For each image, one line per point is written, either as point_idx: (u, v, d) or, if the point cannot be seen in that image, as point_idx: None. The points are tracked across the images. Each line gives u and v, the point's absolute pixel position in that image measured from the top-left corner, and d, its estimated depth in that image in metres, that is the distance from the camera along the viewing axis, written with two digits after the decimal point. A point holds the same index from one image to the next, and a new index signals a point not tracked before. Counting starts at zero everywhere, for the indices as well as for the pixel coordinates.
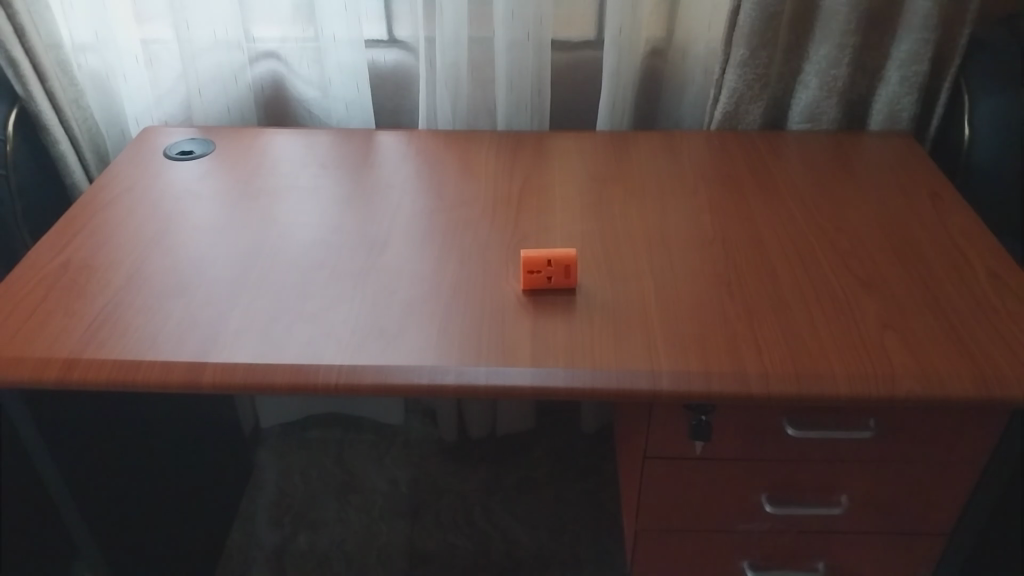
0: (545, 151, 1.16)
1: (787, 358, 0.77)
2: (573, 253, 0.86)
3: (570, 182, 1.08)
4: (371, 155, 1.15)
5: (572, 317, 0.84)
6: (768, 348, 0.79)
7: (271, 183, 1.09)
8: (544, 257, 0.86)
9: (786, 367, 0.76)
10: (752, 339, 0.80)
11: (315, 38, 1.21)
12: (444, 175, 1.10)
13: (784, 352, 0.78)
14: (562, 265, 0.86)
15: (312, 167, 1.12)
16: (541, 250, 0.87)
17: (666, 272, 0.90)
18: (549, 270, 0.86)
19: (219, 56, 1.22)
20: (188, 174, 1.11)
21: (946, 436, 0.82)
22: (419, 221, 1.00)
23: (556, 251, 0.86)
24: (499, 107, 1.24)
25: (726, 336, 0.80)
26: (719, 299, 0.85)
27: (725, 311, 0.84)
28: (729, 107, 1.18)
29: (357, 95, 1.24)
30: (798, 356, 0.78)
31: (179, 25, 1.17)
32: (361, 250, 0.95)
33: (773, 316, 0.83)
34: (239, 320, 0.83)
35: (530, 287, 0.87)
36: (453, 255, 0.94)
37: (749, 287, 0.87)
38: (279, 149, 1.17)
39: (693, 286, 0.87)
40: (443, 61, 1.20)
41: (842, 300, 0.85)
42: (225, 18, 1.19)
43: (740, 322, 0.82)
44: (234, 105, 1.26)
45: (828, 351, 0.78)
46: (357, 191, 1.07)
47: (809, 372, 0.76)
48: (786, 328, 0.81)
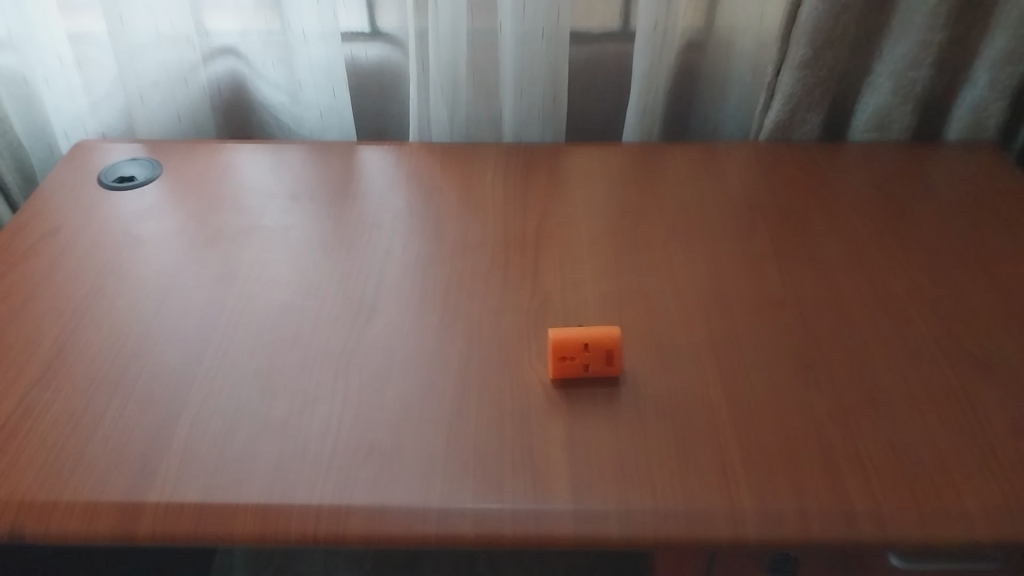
0: (563, 174, 0.95)
1: (900, 483, 0.61)
2: (615, 334, 0.67)
3: (598, 216, 0.88)
4: (353, 178, 0.95)
5: (618, 421, 0.65)
6: (873, 464, 0.62)
7: (233, 216, 0.88)
8: (578, 340, 0.67)
9: (902, 496, 0.60)
10: (851, 450, 0.63)
11: (282, 32, 0.99)
12: (444, 209, 0.90)
13: (895, 472, 0.61)
14: (603, 349, 0.67)
15: (281, 194, 0.92)
16: (575, 330, 0.68)
17: (734, 343, 0.71)
18: (585, 355, 0.67)
19: (166, 54, 0.99)
20: (130, 206, 0.90)
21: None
22: (412, 274, 0.80)
23: (595, 330, 0.68)
24: (506, 113, 1.03)
25: (818, 448, 0.63)
26: (802, 385, 0.68)
27: (813, 406, 0.66)
28: (784, 115, 0.99)
29: (333, 101, 1.02)
30: (913, 478, 0.61)
31: (112, 20, 0.94)
32: (342, 316, 0.75)
33: (871, 412, 0.66)
34: (186, 429, 0.64)
35: (562, 376, 0.68)
36: (459, 322, 0.74)
37: (837, 367, 0.70)
38: (243, 171, 0.96)
39: (769, 364, 0.69)
40: (438, 59, 0.98)
41: (952, 386, 0.68)
42: (170, 8, 0.96)
43: (832, 421, 0.65)
44: (185, 112, 1.05)
45: (947, 467, 0.62)
46: (338, 228, 0.87)
47: (931, 504, 0.59)
48: (890, 432, 0.64)
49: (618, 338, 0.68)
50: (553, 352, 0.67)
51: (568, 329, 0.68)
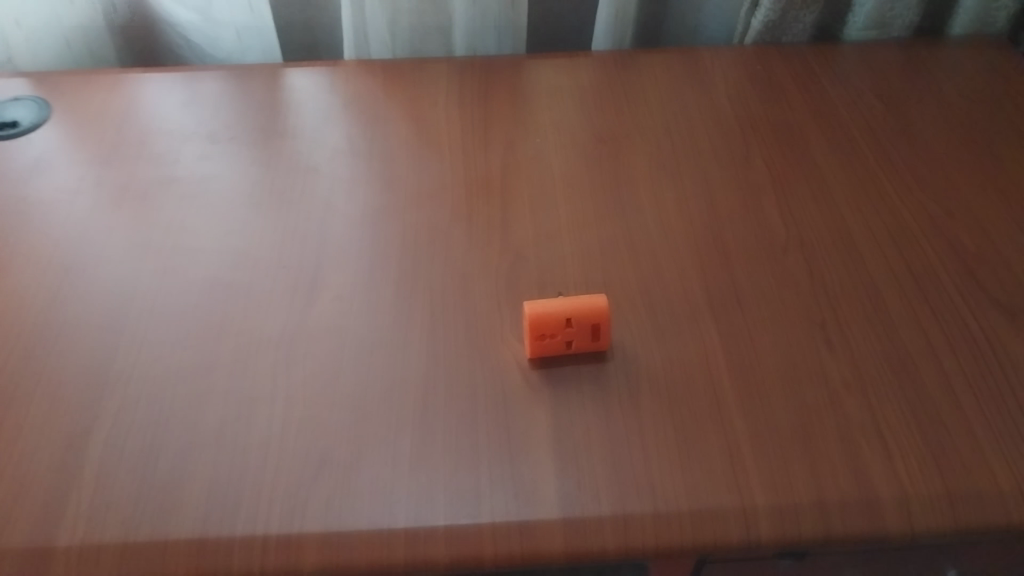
0: (527, 94, 0.82)
1: (923, 454, 0.53)
2: (603, 303, 0.57)
3: (570, 147, 0.77)
4: (281, 110, 0.81)
5: (610, 407, 0.56)
6: (894, 434, 0.54)
7: (141, 166, 0.75)
8: (559, 315, 0.57)
9: (926, 470, 0.52)
10: (867, 419, 0.55)
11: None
12: (392, 146, 0.77)
13: (916, 440, 0.54)
14: (589, 323, 0.57)
15: (196, 134, 0.78)
16: (555, 302, 0.58)
17: (729, 301, 0.63)
18: (568, 332, 0.57)
19: None
20: (16, 159, 0.76)
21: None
22: (360, 236, 0.69)
23: (578, 302, 0.58)
24: (456, 22, 0.88)
25: (830, 419, 0.55)
26: (809, 347, 0.60)
27: (822, 371, 0.58)
28: (774, 14, 0.86)
29: (251, 17, 0.87)
30: (937, 446, 0.53)
31: None
32: (279, 295, 0.64)
33: (889, 372, 0.58)
34: (102, 446, 0.55)
35: (541, 355, 0.58)
36: (419, 294, 0.64)
37: (845, 321, 0.61)
38: (150, 107, 0.81)
39: (769, 323, 0.61)
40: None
41: (976, 338, 0.60)
42: None
43: (845, 385, 0.57)
44: (74, 36, 0.88)
45: (975, 431, 0.54)
46: (268, 176, 0.74)
47: (958, 478, 0.52)
48: (909, 394, 0.57)
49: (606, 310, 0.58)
50: (531, 329, 0.57)
51: (547, 300, 0.58)
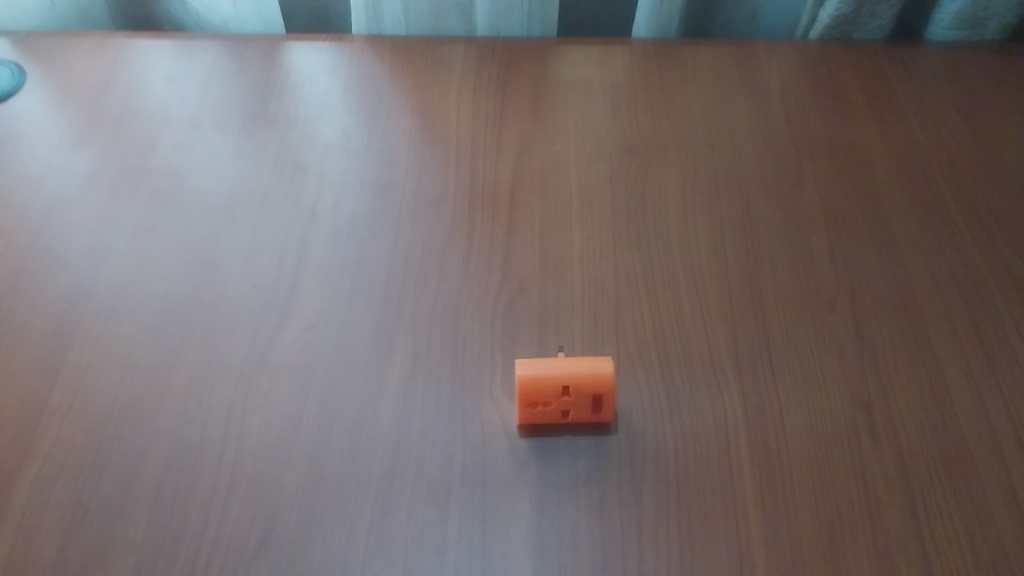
0: (551, 90, 0.72)
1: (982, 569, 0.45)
2: (608, 372, 0.49)
3: (595, 159, 0.66)
4: (273, 93, 0.72)
5: (606, 499, 0.48)
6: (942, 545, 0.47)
7: (114, 154, 0.67)
8: (555, 381, 0.49)
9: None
10: (911, 525, 0.47)
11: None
12: (392, 144, 0.68)
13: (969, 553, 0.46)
14: (590, 394, 0.49)
15: (177, 117, 0.69)
16: (551, 365, 0.50)
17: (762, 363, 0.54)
18: (564, 402, 0.49)
19: None
20: None
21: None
22: (338, 250, 0.60)
23: (579, 367, 0.49)
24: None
25: (869, 524, 0.47)
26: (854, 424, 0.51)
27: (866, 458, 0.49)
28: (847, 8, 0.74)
29: None
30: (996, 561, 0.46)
31: None
32: (247, 318, 0.56)
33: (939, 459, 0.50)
34: (27, 496, 0.48)
35: (531, 421, 0.51)
36: (400, 328, 0.56)
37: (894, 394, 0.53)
38: (132, 81, 0.73)
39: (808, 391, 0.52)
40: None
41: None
42: None
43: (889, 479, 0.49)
44: None
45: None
46: (251, 172, 0.65)
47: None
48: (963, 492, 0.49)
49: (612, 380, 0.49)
50: (522, 396, 0.49)
51: (542, 362, 0.50)
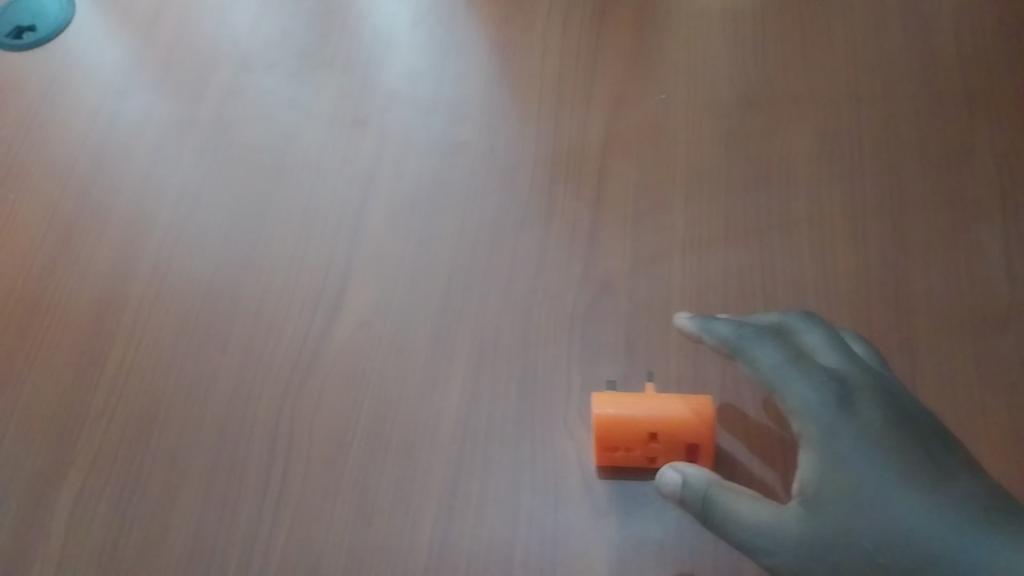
0: (661, 17, 0.59)
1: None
2: (709, 418, 0.41)
3: (711, 114, 0.54)
4: (334, 24, 0.61)
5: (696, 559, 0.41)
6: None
7: (165, 98, 0.59)
8: (639, 427, 0.41)
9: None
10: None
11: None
12: (466, 92, 0.57)
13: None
14: (684, 441, 0.41)
15: (227, 57, 0.60)
16: (634, 407, 0.42)
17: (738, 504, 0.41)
18: (653, 449, 0.42)
19: None
20: (25, 75, 0.61)
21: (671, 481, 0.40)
22: (398, 229, 0.52)
23: (671, 410, 0.41)
24: None
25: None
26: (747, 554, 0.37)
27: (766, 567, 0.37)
28: None
29: None
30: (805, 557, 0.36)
31: None
32: (297, 311, 0.50)
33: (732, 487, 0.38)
34: (68, 516, 0.45)
35: (615, 465, 0.43)
36: (467, 333, 0.48)
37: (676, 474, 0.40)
38: (181, 6, 0.63)
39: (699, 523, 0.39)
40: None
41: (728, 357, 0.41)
42: None
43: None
44: None
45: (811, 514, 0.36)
46: (307, 125, 0.57)
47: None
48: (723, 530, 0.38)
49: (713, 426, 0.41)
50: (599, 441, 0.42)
51: (624, 402, 0.42)
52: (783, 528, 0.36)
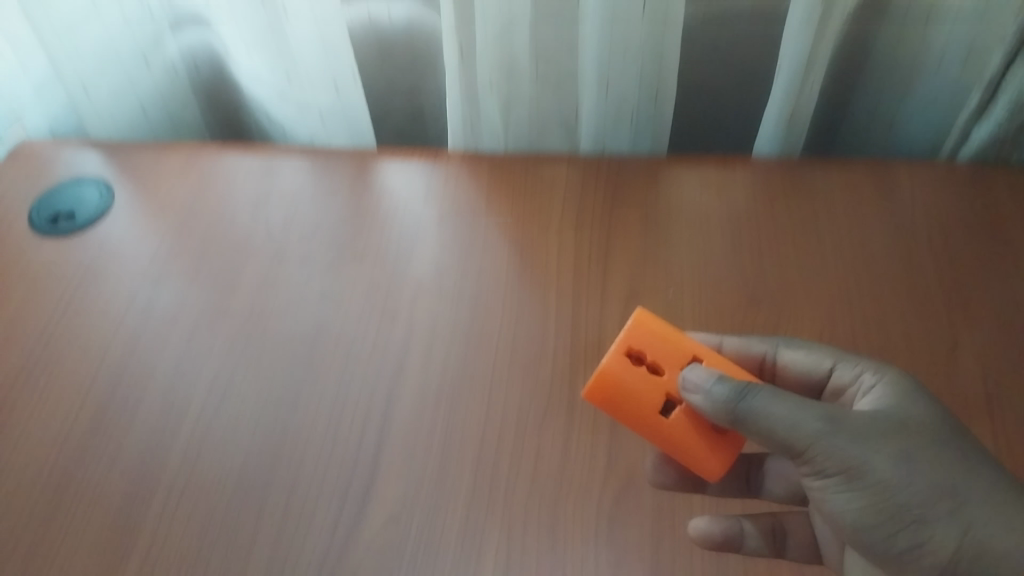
0: (664, 224, 0.64)
1: (918, 554, 0.42)
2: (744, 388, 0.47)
3: (715, 314, 0.59)
4: (364, 220, 0.65)
5: (708, 525, 0.46)
6: (866, 541, 0.43)
7: (200, 289, 0.61)
8: (665, 352, 0.48)
9: (919, 551, 0.42)
10: (849, 535, 0.44)
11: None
12: (487, 288, 0.61)
13: (885, 551, 0.43)
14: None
15: (262, 249, 0.64)
16: (666, 336, 0.48)
17: (700, 454, 0.46)
18: (666, 377, 0.47)
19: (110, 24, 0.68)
20: (65, 264, 0.63)
21: (692, 380, 0.45)
22: (425, 419, 0.54)
23: (719, 359, 0.48)
24: (583, 115, 0.68)
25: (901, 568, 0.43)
26: (794, 445, 0.42)
27: (818, 464, 0.43)
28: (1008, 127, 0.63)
29: (336, 100, 0.68)
30: (858, 464, 0.42)
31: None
32: (328, 505, 0.51)
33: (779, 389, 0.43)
34: None
35: (619, 377, 0.47)
36: (494, 530, 0.49)
37: (704, 374, 0.45)
38: (219, 200, 0.67)
39: (728, 422, 0.44)
40: (482, 27, 0.62)
41: (767, 352, 0.51)
42: None
43: (819, 484, 0.44)
44: (149, 101, 0.74)
45: (862, 438, 0.42)
46: (337, 317, 0.60)
47: (893, 531, 0.42)
48: (764, 417, 0.42)
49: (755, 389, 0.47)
50: (625, 340, 0.48)
51: (663, 325, 0.49)
52: (841, 441, 0.42)
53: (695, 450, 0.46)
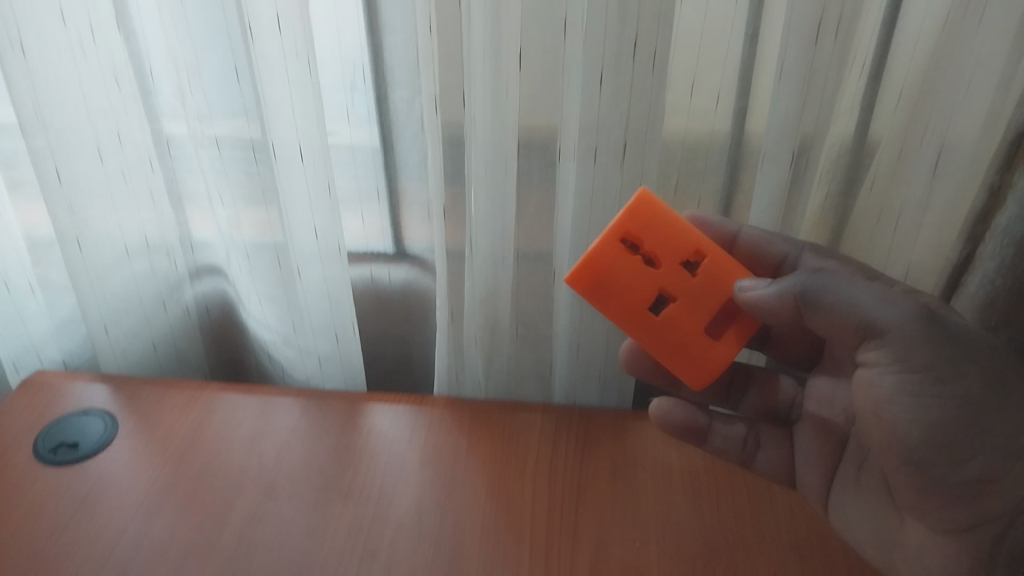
0: (628, 473, 0.68)
1: (991, 495, 0.53)
2: (730, 260, 0.59)
3: (679, 563, 0.60)
4: (349, 463, 0.69)
5: (666, 407, 0.66)
6: (932, 460, 0.53)
7: (187, 525, 0.63)
8: (663, 246, 0.58)
9: (988, 485, 0.53)
10: (903, 455, 0.54)
11: (281, 248, 0.71)
12: (465, 527, 0.63)
13: (954, 474, 0.53)
14: (702, 267, 0.59)
15: (253, 485, 0.67)
16: (664, 224, 0.58)
17: (679, 362, 0.59)
18: (660, 272, 0.58)
19: (137, 273, 0.74)
20: (64, 491, 0.66)
21: (754, 287, 0.56)
22: None
23: (722, 255, 0.59)
24: (558, 370, 0.77)
25: (964, 498, 0.53)
26: (873, 323, 0.53)
27: (894, 357, 0.53)
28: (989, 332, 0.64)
29: (334, 348, 0.75)
30: (940, 369, 0.52)
31: (65, 241, 0.68)
32: None
33: (857, 279, 0.54)
34: None
35: (628, 258, 0.57)
36: None
37: (763, 284, 0.56)
38: (218, 435, 0.71)
39: (797, 309, 0.54)
40: (470, 293, 0.72)
41: (790, 250, 0.65)
42: (138, 216, 0.71)
43: (886, 381, 0.53)
44: (161, 338, 0.80)
45: (943, 336, 0.52)
46: (318, 556, 0.61)
47: (964, 455, 0.52)
48: (847, 297, 0.53)
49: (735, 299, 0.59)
50: (622, 227, 0.57)
51: (664, 214, 0.58)
52: (921, 336, 0.52)
53: (694, 339, 0.59)
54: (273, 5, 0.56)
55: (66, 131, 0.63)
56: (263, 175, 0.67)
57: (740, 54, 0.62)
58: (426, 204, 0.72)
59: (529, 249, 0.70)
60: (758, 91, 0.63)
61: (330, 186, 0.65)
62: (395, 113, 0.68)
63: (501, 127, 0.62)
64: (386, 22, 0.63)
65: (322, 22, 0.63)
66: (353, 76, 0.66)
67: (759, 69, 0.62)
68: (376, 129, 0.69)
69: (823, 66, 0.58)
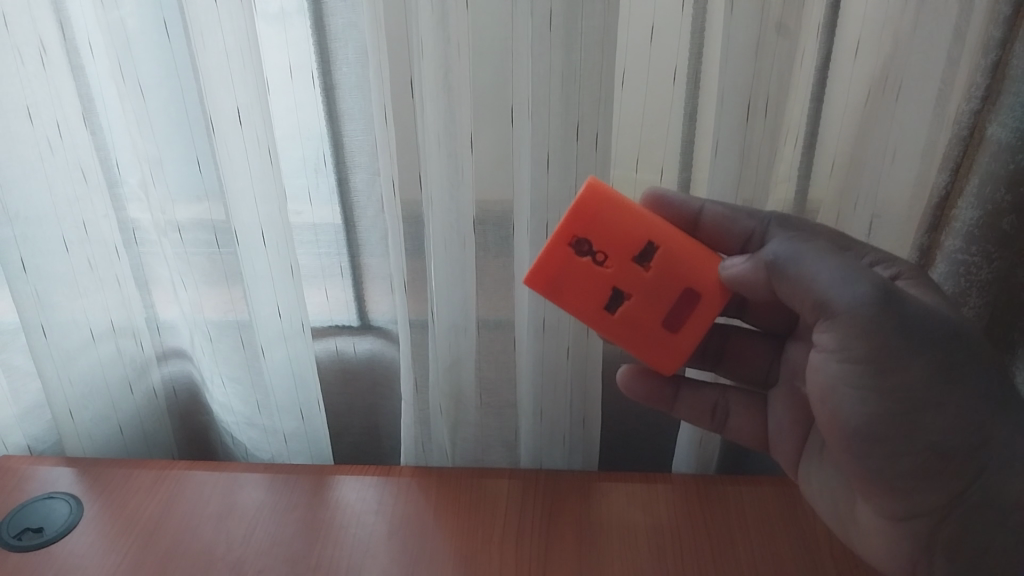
0: (595, 531, 0.69)
1: (926, 492, 0.53)
2: (688, 249, 0.56)
3: None
4: (317, 535, 0.69)
5: (630, 376, 0.67)
6: (868, 452, 0.54)
7: None
8: (615, 242, 0.55)
9: (928, 479, 0.53)
10: (843, 442, 0.55)
11: (243, 328, 0.72)
12: None
13: (888, 466, 0.54)
14: (656, 260, 0.55)
15: (221, 562, 0.66)
16: (612, 219, 0.54)
17: (638, 350, 0.57)
18: (613, 268, 0.55)
19: (104, 357, 0.75)
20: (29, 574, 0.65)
21: (734, 261, 0.55)
22: None
23: (680, 243, 0.56)
24: (522, 435, 0.79)
25: (901, 493, 0.54)
26: (827, 302, 0.52)
27: (839, 343, 0.52)
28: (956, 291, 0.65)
29: (300, 424, 0.77)
30: (882, 361, 0.51)
31: (29, 329, 0.69)
32: None
33: (827, 254, 0.53)
34: None
35: (580, 258, 0.55)
36: None
37: (740, 258, 0.55)
38: (186, 513, 0.71)
39: (768, 280, 0.54)
40: (434, 363, 0.74)
41: (756, 227, 0.60)
42: (103, 300, 0.73)
43: (830, 367, 0.54)
44: (128, 421, 0.80)
45: (898, 323, 0.51)
46: None
47: (897, 451, 0.53)
48: (808, 270, 0.52)
49: (694, 286, 0.56)
50: (570, 228, 0.54)
51: (612, 204, 0.54)
52: (867, 324, 0.51)
53: (657, 336, 0.56)
54: (233, 101, 0.59)
55: (32, 220, 0.65)
56: (227, 259, 0.69)
57: (679, 131, 0.66)
58: (388, 278, 0.75)
59: (488, 319, 0.73)
60: (698, 165, 0.67)
61: (293, 268, 0.68)
62: (356, 193, 0.70)
63: (457, 205, 0.65)
64: (344, 111, 0.66)
65: (281, 112, 0.66)
66: (315, 161, 0.69)
67: (698, 145, 0.66)
68: (337, 208, 0.71)
69: (755, 141, 0.62)
